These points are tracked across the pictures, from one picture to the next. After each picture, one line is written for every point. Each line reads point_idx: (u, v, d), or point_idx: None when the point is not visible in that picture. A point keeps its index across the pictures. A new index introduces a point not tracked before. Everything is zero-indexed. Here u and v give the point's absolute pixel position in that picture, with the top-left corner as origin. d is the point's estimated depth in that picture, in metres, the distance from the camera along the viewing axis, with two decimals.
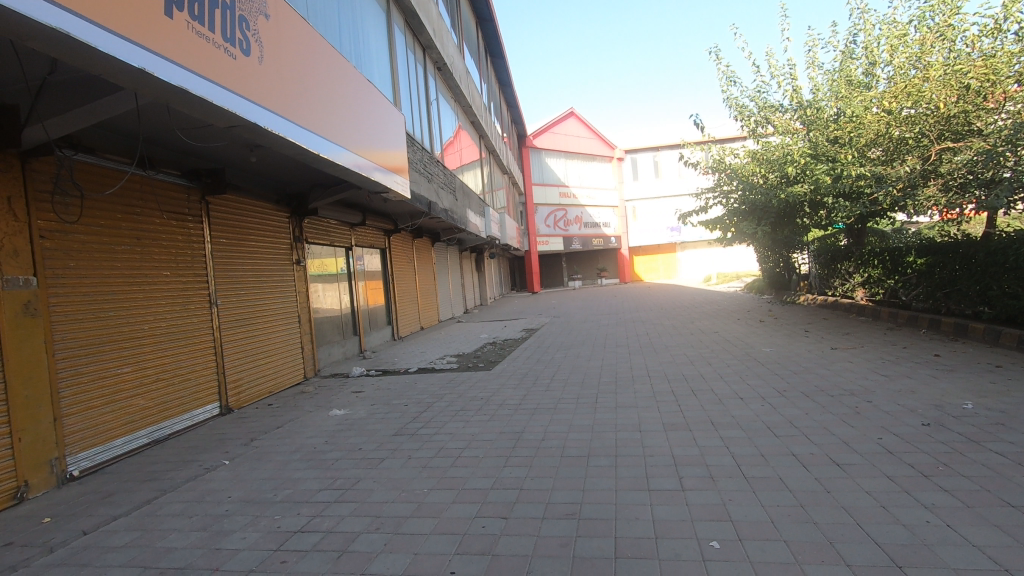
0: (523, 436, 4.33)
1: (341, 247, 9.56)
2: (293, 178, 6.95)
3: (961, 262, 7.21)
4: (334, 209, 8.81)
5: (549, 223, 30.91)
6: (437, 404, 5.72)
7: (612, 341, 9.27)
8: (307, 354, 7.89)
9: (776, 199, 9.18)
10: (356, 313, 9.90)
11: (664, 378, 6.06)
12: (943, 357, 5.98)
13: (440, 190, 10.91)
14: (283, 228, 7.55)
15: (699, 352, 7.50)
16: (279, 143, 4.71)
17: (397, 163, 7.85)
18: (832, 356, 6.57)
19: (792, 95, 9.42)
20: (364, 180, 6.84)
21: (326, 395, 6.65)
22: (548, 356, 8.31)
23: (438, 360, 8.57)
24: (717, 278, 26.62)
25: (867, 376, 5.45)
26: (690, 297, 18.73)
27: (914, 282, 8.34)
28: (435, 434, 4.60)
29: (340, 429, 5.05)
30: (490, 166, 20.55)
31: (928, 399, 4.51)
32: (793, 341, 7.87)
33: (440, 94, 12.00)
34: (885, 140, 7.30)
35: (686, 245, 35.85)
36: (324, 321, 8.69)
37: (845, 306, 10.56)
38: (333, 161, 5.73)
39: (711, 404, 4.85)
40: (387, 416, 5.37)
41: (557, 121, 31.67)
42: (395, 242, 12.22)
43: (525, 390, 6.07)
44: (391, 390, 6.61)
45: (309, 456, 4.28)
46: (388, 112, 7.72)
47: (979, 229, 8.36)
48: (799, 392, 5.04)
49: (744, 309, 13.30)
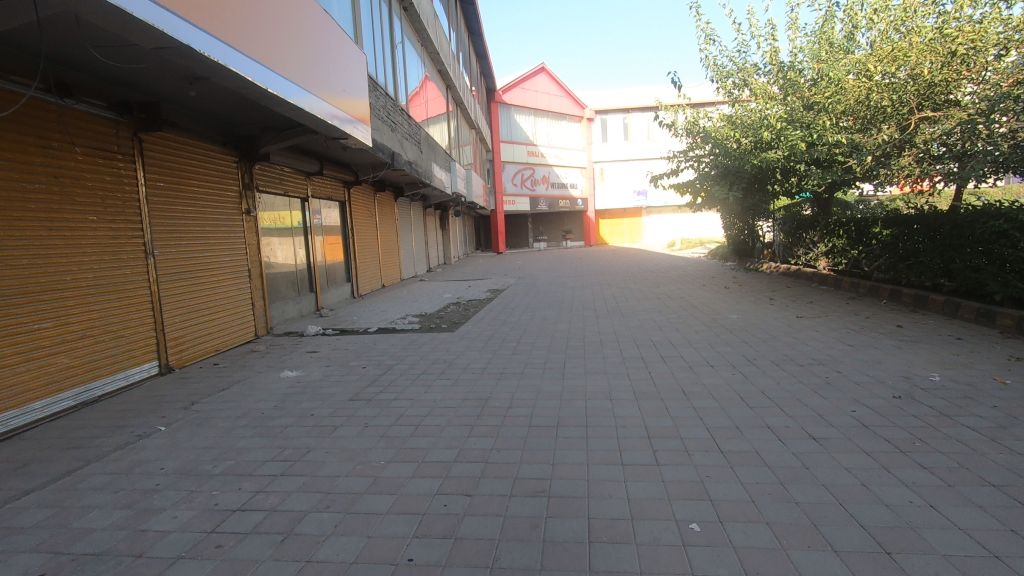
0: (488, 404, 4.10)
1: (296, 198, 8.95)
2: (242, 118, 6.32)
3: (926, 234, 7.26)
4: (289, 155, 8.17)
5: (516, 182, 30.25)
6: (398, 366, 5.42)
7: (578, 305, 9.09)
8: (259, 311, 7.42)
9: (750, 164, 9.02)
10: (312, 268, 9.37)
11: (632, 343, 5.92)
12: (906, 328, 6.04)
13: (405, 140, 10.31)
14: (231, 174, 6.94)
15: (666, 318, 7.41)
16: (218, 73, 4.17)
17: (358, 108, 7.26)
18: (798, 325, 6.56)
19: (771, 58, 9.16)
20: (322, 124, 6.30)
21: (278, 355, 6.25)
22: (513, 318, 8.08)
23: (399, 320, 8.21)
24: (681, 243, 26.83)
25: (834, 345, 5.43)
26: (654, 262, 18.79)
27: (877, 253, 8.40)
28: (395, 399, 4.32)
29: (292, 393, 4.71)
30: (457, 120, 19.74)
31: (896, 370, 4.50)
32: (758, 309, 7.85)
33: (405, 37, 11.20)
34: (863, 108, 7.14)
35: (651, 210, 35.98)
36: (277, 276, 8.17)
37: (807, 276, 10.67)
38: (285, 100, 5.19)
39: (682, 372, 4.71)
40: (344, 379, 5.05)
41: (528, 76, 30.67)
42: (355, 195, 11.58)
43: (490, 354, 5.84)
44: (349, 351, 6.26)
45: (256, 422, 3.94)
46: (348, 51, 7.10)
47: (945, 202, 8.39)
48: (770, 361, 4.96)
49: (708, 275, 13.35)
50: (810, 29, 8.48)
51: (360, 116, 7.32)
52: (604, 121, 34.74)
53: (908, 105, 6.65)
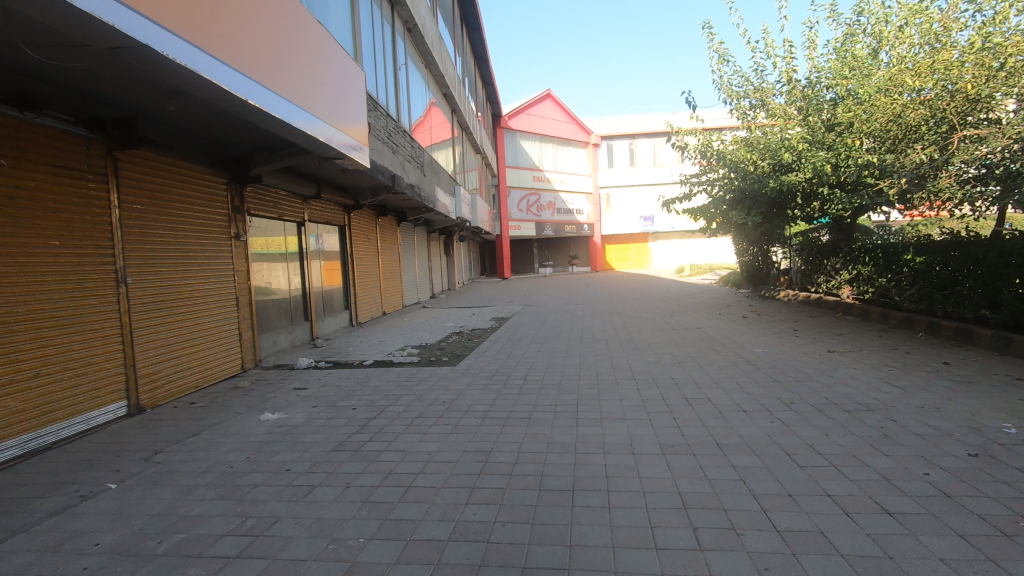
0: (492, 459, 3.53)
1: (292, 222, 8.52)
2: (231, 137, 5.92)
3: (966, 261, 6.72)
4: (285, 177, 7.77)
5: (522, 208, 29.95)
6: (392, 408, 4.86)
7: (587, 336, 8.54)
8: (246, 343, 6.91)
9: (769, 187, 8.56)
10: (307, 296, 8.89)
11: (651, 383, 5.34)
12: (955, 366, 5.45)
13: (407, 162, 9.94)
14: (220, 196, 6.53)
15: (685, 351, 6.84)
16: (186, 78, 3.78)
17: (356, 127, 6.88)
18: (833, 361, 5.97)
19: (788, 77, 8.78)
20: (315, 143, 5.88)
21: (263, 392, 5.71)
22: (519, 351, 7.53)
23: (397, 352, 7.67)
24: (690, 269, 26.30)
25: (880, 387, 4.84)
26: (663, 288, 18.25)
27: (909, 281, 7.86)
28: (384, 451, 3.76)
29: (270, 440, 4.15)
30: (462, 145, 19.49)
31: (961, 419, 3.91)
32: (784, 342, 7.28)
33: (409, 59, 10.93)
34: (895, 127, 6.68)
35: (658, 235, 35.57)
36: (268, 305, 7.68)
37: (829, 305, 10.09)
38: (272, 114, 4.79)
39: (712, 420, 4.13)
40: (329, 424, 4.49)
41: (534, 102, 30.65)
42: (355, 219, 11.18)
43: (494, 393, 5.28)
44: (340, 389, 5.72)
45: (222, 480, 3.39)
46: (348, 70, 6.77)
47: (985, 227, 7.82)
48: (810, 407, 4.37)
49: (722, 303, 12.75)
50: (830, 46, 8.11)
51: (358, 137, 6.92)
52: (610, 147, 34.64)
53: (946, 122, 6.17)
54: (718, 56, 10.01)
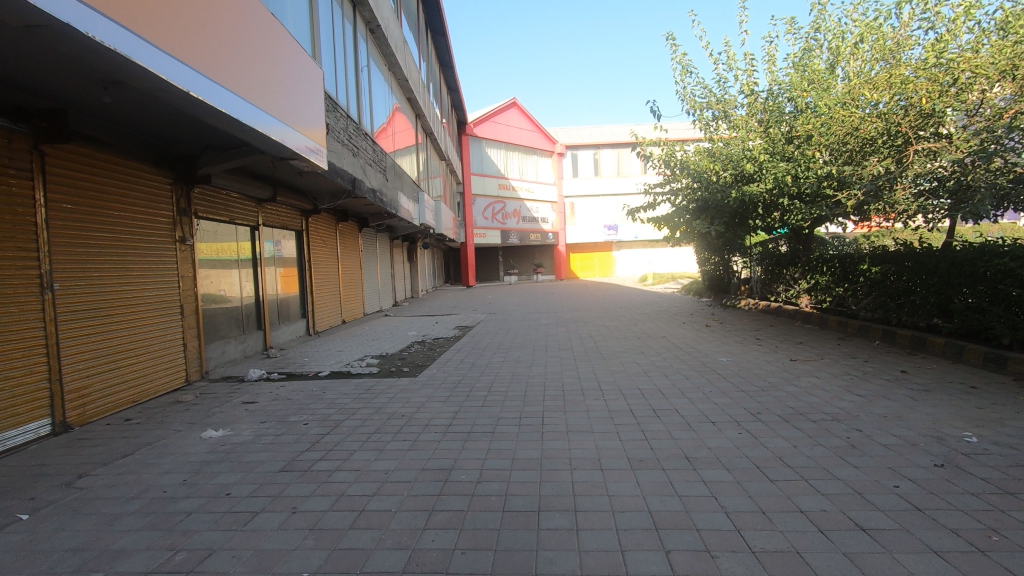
0: (452, 477, 3.32)
1: (244, 226, 8.11)
2: (177, 134, 5.56)
3: (919, 271, 6.91)
4: (237, 178, 7.38)
5: (487, 215, 29.79)
6: (347, 423, 4.58)
7: (552, 345, 8.40)
8: (191, 353, 6.48)
9: (732, 197, 8.64)
10: (260, 303, 8.47)
11: (618, 393, 5.22)
12: (913, 374, 5.53)
13: (368, 166, 9.64)
14: (164, 197, 6.14)
15: (651, 360, 6.78)
16: (113, 62, 3.47)
17: (312, 127, 6.59)
18: (795, 370, 6.00)
19: (749, 89, 8.93)
20: (266, 142, 5.59)
21: (207, 407, 5.33)
22: (482, 360, 7.32)
23: (355, 363, 7.35)
24: (652, 278, 26.66)
25: (843, 396, 4.85)
26: (627, 297, 18.36)
27: (865, 290, 8.05)
28: (336, 471, 3.49)
29: (210, 460, 3.82)
30: (427, 151, 19.22)
31: (923, 428, 3.92)
32: (747, 350, 7.31)
33: (371, 61, 10.66)
34: (851, 139, 6.84)
35: (622, 244, 36.02)
36: (217, 313, 7.25)
37: (789, 313, 10.28)
38: (216, 107, 4.48)
39: (681, 432, 4.02)
40: (278, 441, 4.19)
41: (500, 111, 30.65)
42: (313, 224, 10.78)
43: (456, 405, 5.05)
44: (292, 402, 5.39)
45: (152, 507, 3.06)
46: (304, 67, 6.50)
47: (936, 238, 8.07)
48: (777, 417, 4.32)
49: (685, 311, 12.86)
50: (790, 60, 8.28)
51: (314, 137, 6.64)
52: (575, 156, 34.95)
53: (901, 135, 6.33)
54: (681, 68, 10.12)
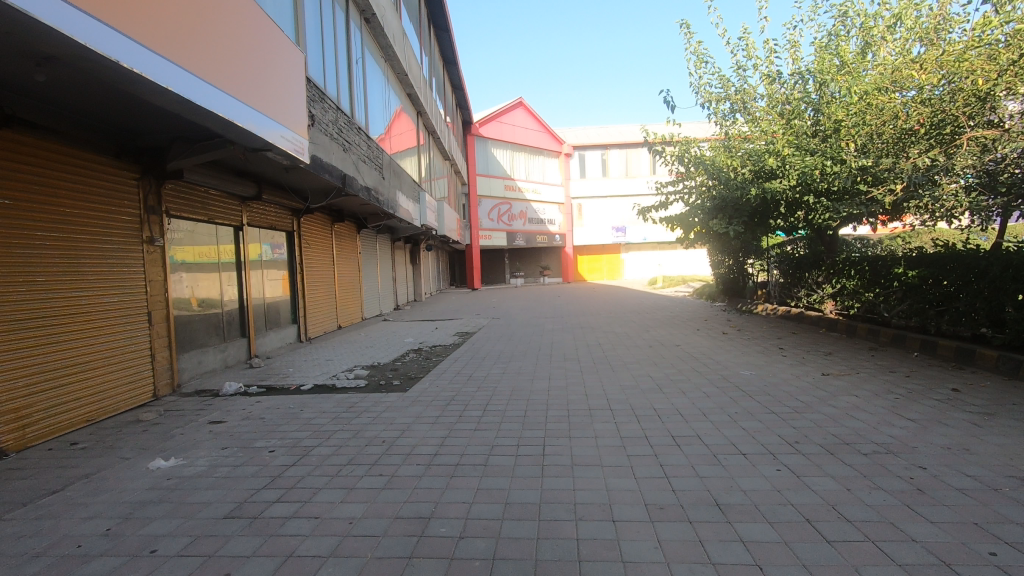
0: (429, 531, 2.70)
1: (226, 226, 7.56)
2: (138, 122, 4.99)
3: (966, 276, 6.21)
4: (216, 174, 6.84)
5: (493, 217, 29.20)
6: (318, 451, 3.97)
7: (557, 354, 7.77)
8: (161, 365, 5.92)
9: (751, 195, 7.97)
10: (244, 310, 7.90)
11: (631, 415, 4.58)
12: (966, 394, 4.86)
13: (362, 163, 9.07)
14: (129, 194, 5.60)
15: (665, 374, 6.14)
16: (24, 27, 2.90)
17: (293, 116, 6.02)
18: (830, 387, 5.34)
19: (770, 79, 8.29)
20: (232, 128, 4.98)
21: (168, 427, 4.74)
22: (480, 372, 6.71)
23: (342, 375, 6.76)
24: (662, 281, 25.88)
25: (891, 421, 4.19)
26: (637, 300, 17.70)
27: (899, 296, 7.36)
28: (290, 519, 2.89)
29: (150, 499, 3.23)
30: (429, 150, 18.65)
31: (1000, 466, 3.26)
32: (772, 363, 6.64)
33: (366, 52, 10.10)
34: (890, 129, 6.16)
35: (630, 247, 35.35)
36: (193, 320, 6.69)
37: (812, 320, 9.59)
38: (167, 87, 3.91)
39: (707, 467, 3.39)
40: (235, 474, 3.60)
41: (505, 110, 30.09)
42: (306, 223, 10.22)
43: (446, 428, 4.44)
44: (264, 423, 4.80)
45: (56, 570, 2.47)
46: (284, 51, 5.93)
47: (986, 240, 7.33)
48: (819, 448, 3.66)
49: (699, 317, 12.18)
50: (816, 44, 7.61)
51: (294, 127, 6.02)
52: (582, 157, 34.33)
53: (950, 122, 5.67)
54: (697, 58, 9.46)
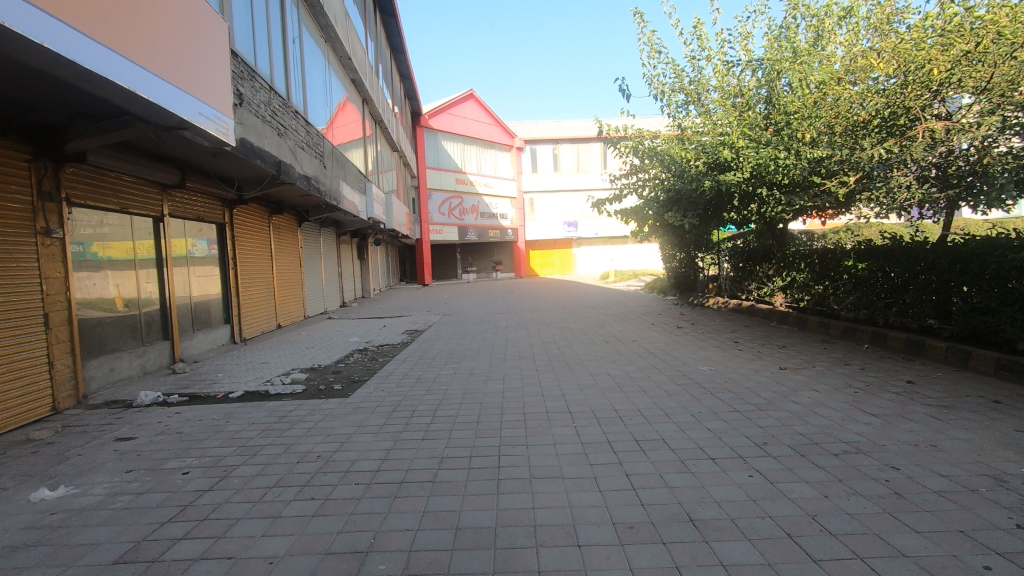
0: (365, 571, 2.29)
1: (144, 216, 6.80)
2: (24, 96, 4.27)
3: (915, 268, 6.26)
4: (129, 158, 6.10)
5: (444, 211, 28.60)
6: (240, 471, 3.47)
7: (511, 353, 7.44)
8: (63, 374, 5.20)
9: (706, 187, 7.86)
10: (167, 310, 7.16)
11: (591, 418, 4.29)
12: (921, 386, 4.84)
13: (300, 149, 8.42)
14: (18, 178, 4.86)
15: (623, 372, 5.90)
16: None
17: (216, 94, 5.35)
18: (789, 382, 5.23)
19: (723, 71, 8.20)
20: (136, 101, 4.24)
21: (64, 447, 4.09)
22: (430, 374, 6.29)
23: (277, 380, 6.18)
24: (614, 275, 26.02)
25: (856, 418, 4.07)
26: (590, 295, 17.64)
27: (849, 288, 7.43)
28: (197, 562, 2.41)
29: (24, 541, 2.67)
30: (377, 139, 17.90)
31: (972, 464, 3.14)
32: (729, 357, 6.53)
33: (304, 30, 9.38)
34: (843, 121, 6.12)
35: (582, 241, 35.52)
36: (102, 322, 5.93)
37: (762, 313, 9.65)
38: (48, 47, 3.24)
39: (676, 476, 3.13)
40: (136, 504, 3.06)
41: (456, 102, 29.48)
42: (240, 215, 9.45)
43: (390, 438, 4.00)
44: (181, 438, 4.22)
45: None
46: (206, 19, 5.25)
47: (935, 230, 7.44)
48: (790, 450, 3.47)
49: (652, 311, 12.14)
50: (769, 34, 7.54)
51: (215, 104, 5.30)
52: (533, 151, 34.15)
53: (902, 114, 5.66)
54: (650, 48, 9.30)
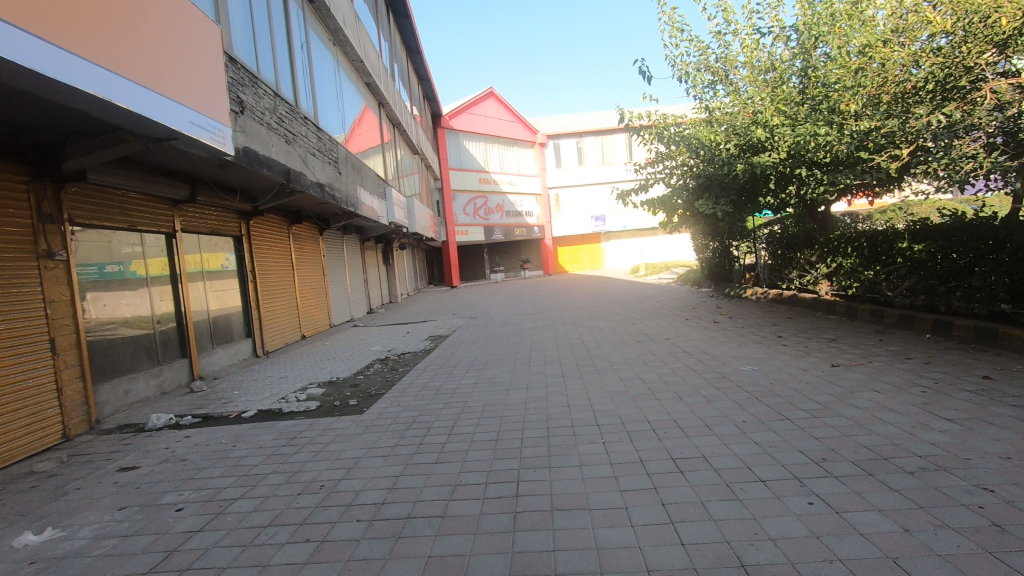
0: None
1: (156, 233, 6.68)
2: (9, 116, 4.09)
3: (983, 248, 5.60)
4: (134, 174, 5.96)
5: (468, 212, 28.38)
6: (236, 507, 3.18)
7: (536, 357, 7.05)
8: (73, 400, 5.06)
9: (739, 171, 7.32)
10: (185, 327, 7.03)
11: (621, 432, 3.87)
12: (1000, 382, 4.25)
13: (311, 156, 8.20)
14: (17, 201, 4.73)
15: (657, 375, 5.45)
16: None
17: (208, 100, 5.07)
18: (844, 382, 4.69)
19: (753, 45, 7.61)
20: (114, 112, 3.94)
21: (64, 481, 3.89)
22: (449, 384, 5.96)
23: (292, 396, 5.95)
24: (645, 269, 25.27)
25: (928, 424, 3.54)
26: (621, 290, 17.06)
27: (904, 273, 6.77)
28: None
29: None
30: (396, 143, 17.73)
31: None
32: (773, 354, 5.99)
33: (312, 35, 9.18)
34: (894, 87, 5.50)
35: (610, 235, 34.80)
36: (115, 344, 5.79)
37: (806, 303, 9.00)
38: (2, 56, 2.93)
39: (722, 505, 2.68)
40: (120, 550, 2.79)
41: (476, 101, 29.20)
42: (258, 227, 9.33)
43: (401, 462, 3.67)
44: (183, 467, 3.98)
45: None
46: (194, 22, 4.96)
47: (1003, 204, 6.69)
48: (854, 468, 2.98)
49: (687, 305, 11.55)
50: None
51: (207, 111, 5.01)
52: (557, 146, 33.58)
53: (963, 74, 5.03)
54: (672, 26, 8.75)
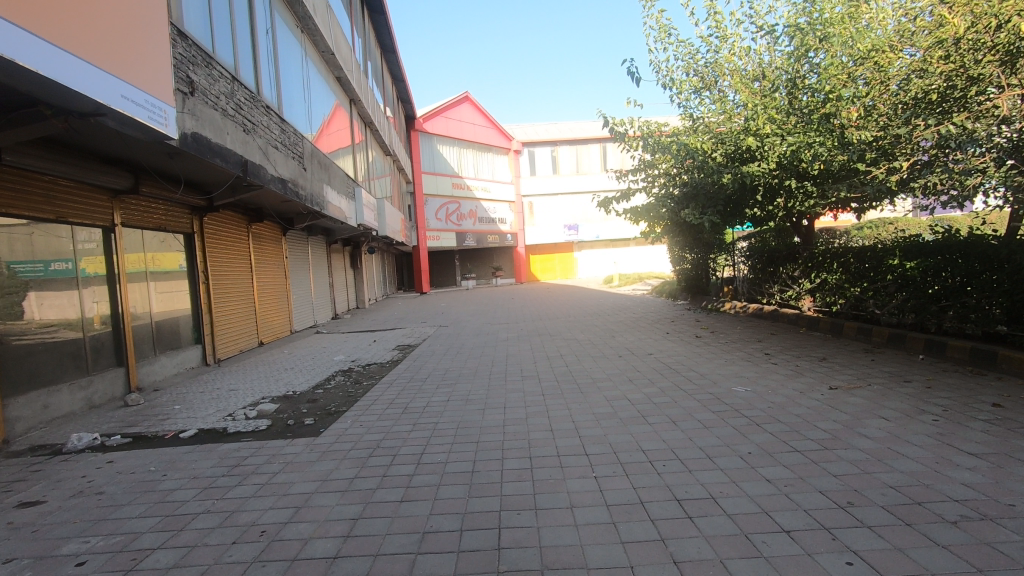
0: None
1: (91, 226, 5.95)
2: None
3: (978, 266, 5.38)
4: (63, 157, 5.24)
5: (440, 217, 27.79)
6: (152, 561, 2.59)
7: (512, 372, 6.56)
8: None
9: (727, 181, 7.02)
10: (122, 331, 6.24)
11: (615, 465, 3.41)
12: (1012, 411, 3.97)
13: (272, 149, 7.59)
14: None
15: (645, 395, 5.03)
16: None
17: (145, 74, 4.43)
18: (846, 407, 4.35)
19: (742, 51, 7.34)
20: (29, 78, 3.29)
21: None
22: (417, 401, 5.41)
23: (240, 412, 5.31)
24: (619, 279, 25.10)
25: (953, 460, 3.20)
26: (595, 300, 16.73)
27: (893, 290, 6.54)
28: None
29: None
30: (367, 142, 17.06)
31: None
32: (764, 373, 5.66)
33: (278, 20, 8.56)
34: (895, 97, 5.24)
35: (583, 244, 34.65)
36: (34, 351, 5.05)
37: (789, 318, 8.77)
38: None
39: (748, 565, 2.24)
40: None
41: (450, 105, 28.70)
42: (213, 224, 8.62)
43: (360, 500, 3.12)
44: (97, 503, 3.34)
45: None
46: None
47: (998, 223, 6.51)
48: (888, 516, 2.59)
49: (665, 317, 11.25)
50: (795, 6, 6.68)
51: (143, 85, 4.37)
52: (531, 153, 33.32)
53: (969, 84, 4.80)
54: (659, 30, 8.45)
